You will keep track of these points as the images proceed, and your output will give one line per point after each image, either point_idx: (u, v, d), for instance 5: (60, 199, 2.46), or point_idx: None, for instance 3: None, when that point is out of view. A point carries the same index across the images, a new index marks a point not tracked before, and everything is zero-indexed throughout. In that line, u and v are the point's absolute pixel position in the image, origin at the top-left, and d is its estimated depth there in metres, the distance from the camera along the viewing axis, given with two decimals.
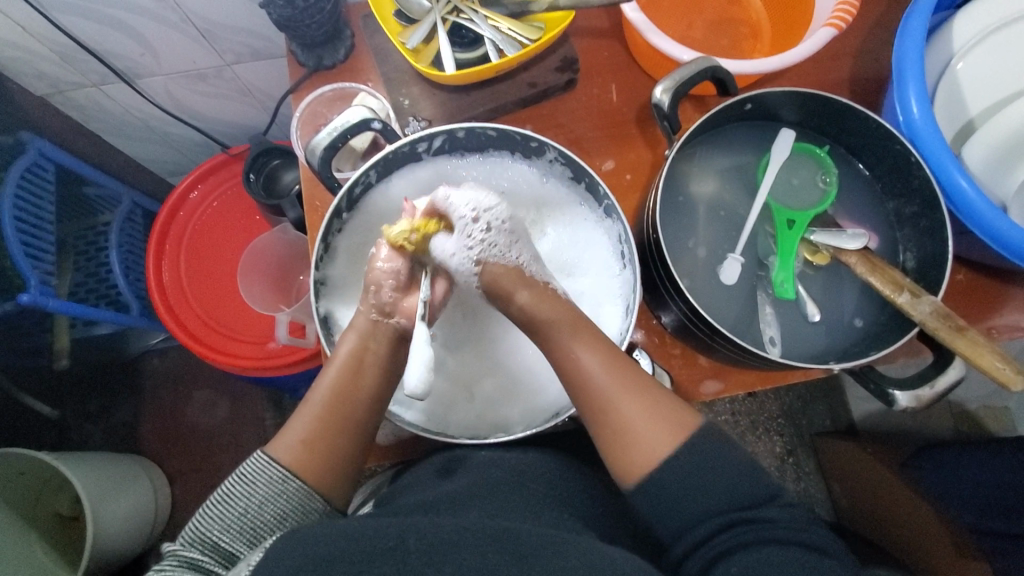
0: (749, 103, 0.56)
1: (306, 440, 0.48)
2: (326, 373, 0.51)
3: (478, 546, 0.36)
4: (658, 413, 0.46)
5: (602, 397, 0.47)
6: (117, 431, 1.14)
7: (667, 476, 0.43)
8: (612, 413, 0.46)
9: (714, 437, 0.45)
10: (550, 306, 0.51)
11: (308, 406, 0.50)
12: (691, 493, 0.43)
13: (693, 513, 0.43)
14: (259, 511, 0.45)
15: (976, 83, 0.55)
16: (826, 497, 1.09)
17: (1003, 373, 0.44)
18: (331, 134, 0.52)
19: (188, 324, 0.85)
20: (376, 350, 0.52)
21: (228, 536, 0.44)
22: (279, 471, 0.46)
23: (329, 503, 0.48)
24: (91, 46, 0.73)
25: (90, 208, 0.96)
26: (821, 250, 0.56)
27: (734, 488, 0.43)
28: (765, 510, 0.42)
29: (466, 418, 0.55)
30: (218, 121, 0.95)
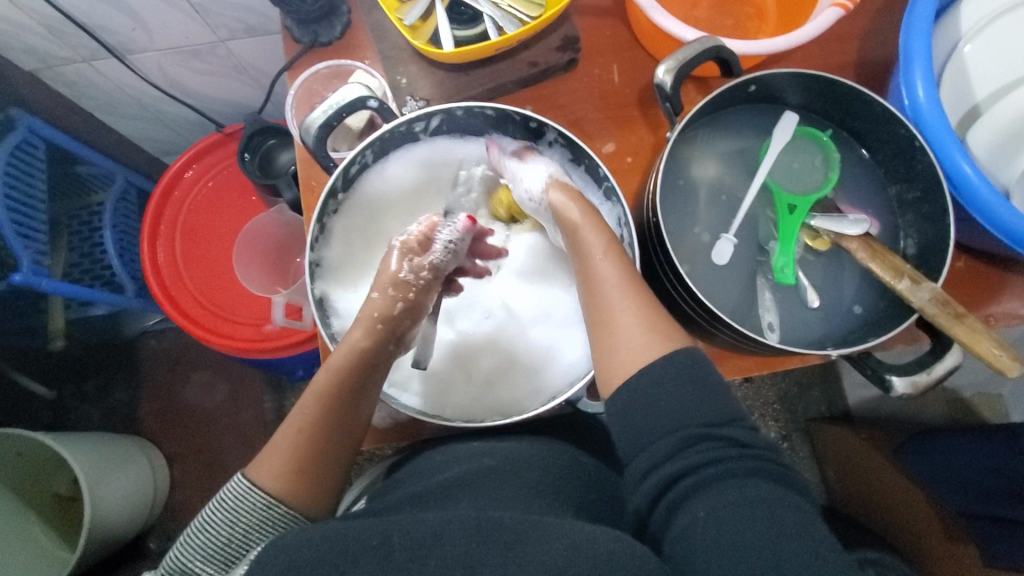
0: (753, 85, 0.55)
1: (298, 470, 0.46)
2: (317, 402, 0.48)
3: (468, 537, 0.36)
4: (655, 331, 0.45)
5: (607, 301, 0.48)
6: (115, 411, 1.14)
7: (643, 379, 0.43)
8: (608, 322, 0.47)
9: (696, 358, 0.44)
10: (592, 226, 0.51)
11: (296, 438, 0.47)
12: (661, 409, 0.42)
13: (665, 428, 0.41)
14: (244, 541, 0.44)
15: (985, 67, 0.54)
16: (819, 483, 1.11)
17: (1000, 359, 0.44)
18: (326, 112, 0.51)
19: (184, 309, 0.84)
20: (372, 373, 0.50)
21: (211, 567, 0.43)
22: (265, 501, 0.44)
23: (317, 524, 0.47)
24: (81, 20, 0.72)
25: (84, 187, 0.95)
26: (821, 236, 0.55)
27: (711, 410, 0.41)
28: (727, 430, 0.41)
29: (464, 402, 0.55)
30: (212, 99, 0.93)
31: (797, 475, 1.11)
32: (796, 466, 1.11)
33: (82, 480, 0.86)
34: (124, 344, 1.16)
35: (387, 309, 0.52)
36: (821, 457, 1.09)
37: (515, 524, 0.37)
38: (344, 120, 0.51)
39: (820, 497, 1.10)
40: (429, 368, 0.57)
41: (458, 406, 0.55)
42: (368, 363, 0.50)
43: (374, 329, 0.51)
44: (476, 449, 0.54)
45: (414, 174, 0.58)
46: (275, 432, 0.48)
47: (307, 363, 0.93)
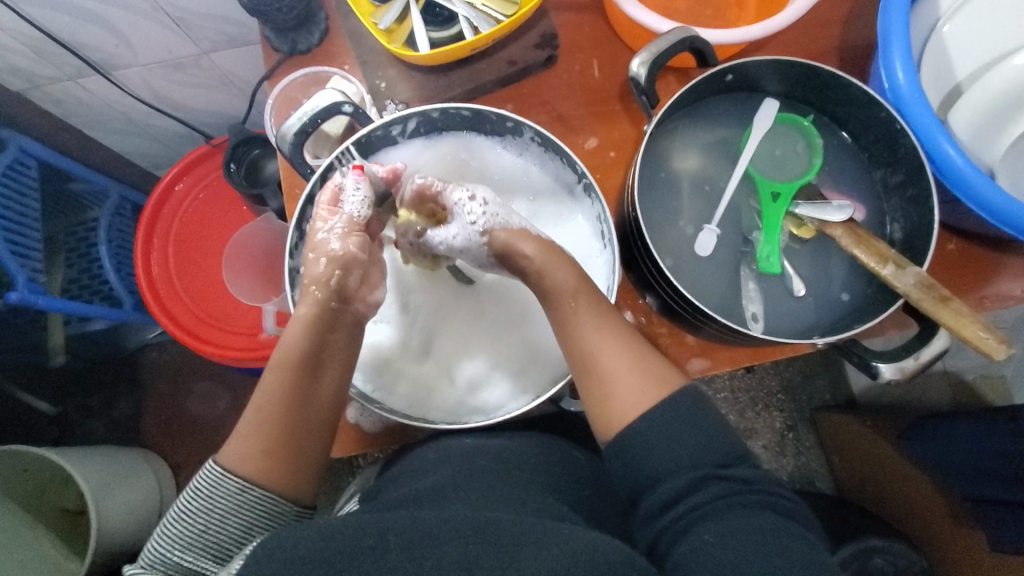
0: (730, 74, 0.54)
1: (268, 450, 0.46)
2: (279, 378, 0.48)
3: (461, 536, 0.35)
4: (644, 375, 0.45)
5: (592, 351, 0.46)
6: (120, 425, 1.15)
7: (646, 427, 0.42)
8: (596, 370, 0.46)
9: (688, 396, 0.43)
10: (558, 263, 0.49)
11: (260, 416, 0.47)
12: (664, 445, 0.42)
13: (665, 469, 0.41)
14: (220, 526, 0.44)
15: (966, 46, 0.53)
16: (826, 472, 1.10)
17: (987, 343, 0.44)
18: (301, 119, 0.51)
19: (180, 319, 0.85)
20: (334, 339, 0.51)
21: (191, 554, 0.44)
22: (238, 484, 0.45)
23: (295, 503, 0.47)
24: (62, 38, 0.72)
25: (78, 204, 0.96)
26: (806, 224, 0.54)
27: (709, 445, 0.42)
28: (737, 470, 0.41)
29: (447, 403, 0.55)
30: (198, 111, 0.94)
31: (803, 465, 1.10)
32: (802, 456, 1.10)
33: (89, 492, 0.87)
34: (126, 358, 1.17)
35: (334, 286, 0.51)
36: (827, 446, 1.08)
37: (513, 526, 0.36)
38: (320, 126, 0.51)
39: (827, 487, 1.10)
40: (414, 371, 0.57)
41: (443, 407, 0.55)
42: (328, 330, 0.51)
43: (328, 307, 0.51)
44: (467, 447, 0.54)
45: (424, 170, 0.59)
46: (240, 418, 0.48)
47: None
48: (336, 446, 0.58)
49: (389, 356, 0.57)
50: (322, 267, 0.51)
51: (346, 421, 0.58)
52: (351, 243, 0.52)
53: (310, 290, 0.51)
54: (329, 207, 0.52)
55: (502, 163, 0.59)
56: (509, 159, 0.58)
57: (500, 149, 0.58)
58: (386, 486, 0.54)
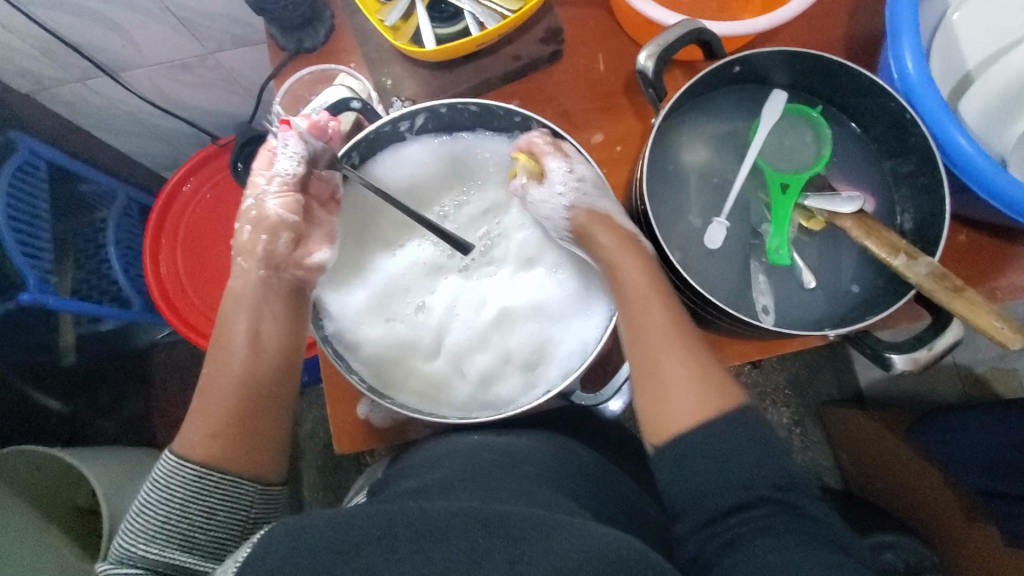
0: (738, 66, 0.54)
1: (216, 433, 0.48)
2: (224, 359, 0.51)
3: (470, 529, 0.35)
4: (702, 382, 0.45)
5: (654, 353, 0.47)
6: (131, 424, 1.16)
7: (699, 439, 0.43)
8: (658, 372, 0.46)
9: (749, 417, 0.44)
10: (633, 255, 0.51)
11: (205, 397, 0.50)
12: (716, 460, 0.42)
13: (715, 484, 0.41)
14: (182, 515, 0.45)
15: (977, 34, 0.52)
16: (834, 467, 1.10)
17: (1002, 332, 0.43)
18: (311, 109, 0.61)
19: (188, 318, 0.86)
20: (268, 308, 0.53)
21: (156, 546, 0.44)
22: (193, 471, 0.46)
23: (257, 483, 0.48)
24: (70, 40, 0.72)
25: (86, 205, 0.97)
26: (816, 216, 0.54)
27: (771, 467, 0.42)
28: (795, 495, 0.41)
29: (459, 398, 0.55)
30: (204, 111, 0.94)
31: (811, 460, 1.10)
32: (810, 451, 1.10)
33: (100, 490, 0.87)
34: (135, 358, 1.18)
35: (261, 254, 0.55)
36: (835, 441, 1.08)
37: (523, 520, 0.36)
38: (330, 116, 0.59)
39: (835, 481, 1.09)
40: (425, 368, 0.57)
41: (455, 399, 0.55)
42: (268, 299, 0.54)
43: (258, 275, 0.55)
44: (475, 442, 0.54)
45: (429, 166, 0.58)
46: (190, 405, 0.50)
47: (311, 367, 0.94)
48: (345, 442, 0.59)
49: (399, 353, 0.57)
50: (246, 236, 0.56)
51: (356, 418, 0.58)
52: (283, 203, 0.56)
53: (240, 258, 0.56)
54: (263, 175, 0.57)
55: (510, 160, 0.58)
56: None
57: (509, 146, 0.58)
58: (393, 480, 0.54)
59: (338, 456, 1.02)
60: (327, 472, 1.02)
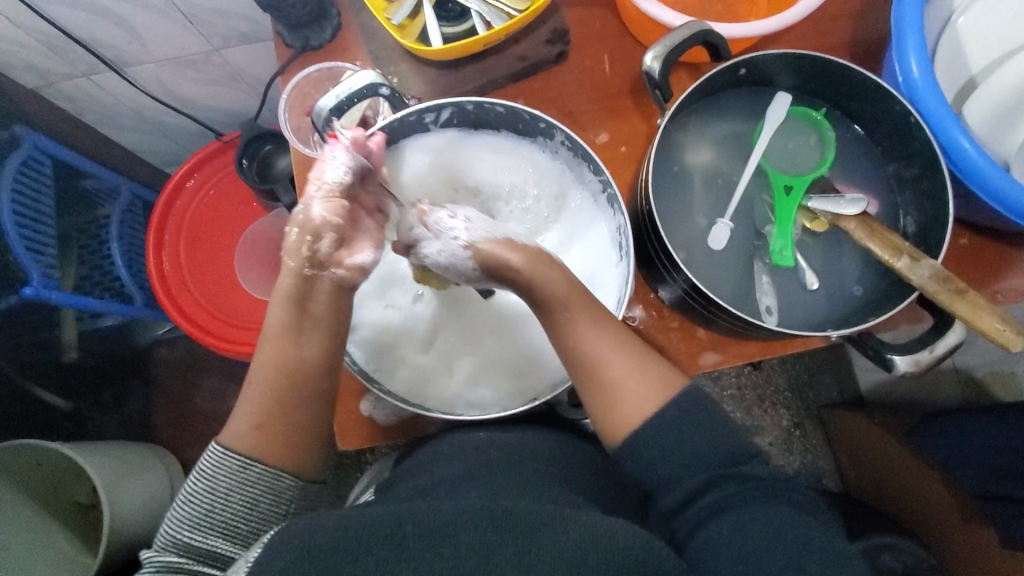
0: (743, 68, 0.54)
1: (260, 424, 0.47)
2: (274, 348, 0.48)
3: (480, 526, 0.35)
4: (643, 376, 0.45)
5: (595, 362, 0.46)
6: (131, 420, 1.15)
7: (653, 429, 0.43)
8: (602, 381, 0.45)
9: (696, 396, 0.45)
10: (545, 267, 0.47)
11: (252, 386, 0.48)
12: (682, 445, 0.43)
13: (676, 470, 0.43)
14: (226, 505, 0.45)
15: (980, 39, 0.53)
16: (833, 469, 1.10)
17: (1003, 335, 0.44)
18: (338, 96, 0.54)
19: (190, 314, 0.86)
20: (316, 308, 0.49)
21: (200, 535, 0.44)
22: (238, 461, 0.45)
23: (299, 477, 0.48)
24: (77, 34, 0.73)
25: (89, 201, 0.97)
26: (819, 217, 0.54)
27: (724, 446, 0.43)
28: (754, 469, 0.43)
29: (445, 393, 0.55)
30: (209, 108, 0.94)
31: (810, 463, 1.10)
32: (810, 453, 1.10)
33: (101, 486, 0.88)
34: (136, 354, 1.18)
35: (306, 254, 0.49)
36: (835, 443, 1.08)
37: (531, 515, 0.36)
38: (352, 105, 0.55)
39: (835, 484, 1.10)
40: (418, 359, 0.56)
41: (439, 395, 0.55)
42: (325, 307, 0.49)
43: (301, 275, 0.49)
44: (481, 440, 0.55)
45: (445, 162, 0.59)
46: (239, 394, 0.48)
47: None
48: (349, 438, 0.59)
49: (394, 341, 0.56)
50: (293, 238, 0.49)
51: (360, 415, 0.59)
52: (331, 209, 0.49)
53: (286, 261, 0.49)
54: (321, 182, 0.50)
55: (528, 164, 0.58)
56: (534, 160, 0.58)
57: (528, 150, 0.58)
58: (400, 478, 0.54)
59: (339, 454, 1.02)
60: (327, 469, 1.02)
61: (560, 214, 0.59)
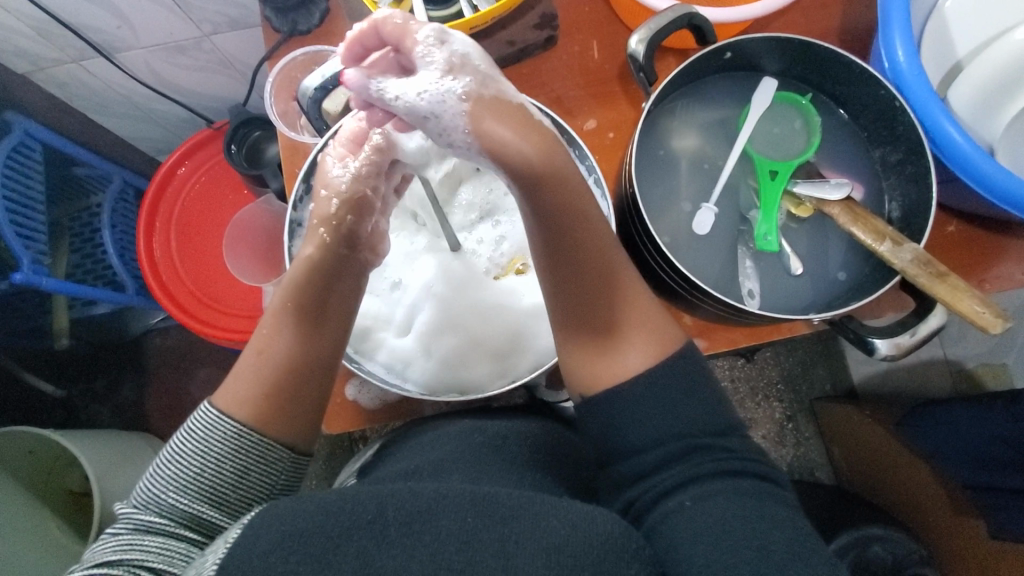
0: (729, 52, 0.54)
1: (267, 397, 0.46)
2: (276, 331, 0.47)
3: (460, 512, 0.35)
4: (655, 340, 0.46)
5: (597, 292, 0.45)
6: (124, 409, 1.16)
7: (641, 388, 0.44)
8: (601, 315, 0.45)
9: (687, 358, 0.46)
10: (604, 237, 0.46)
11: (262, 360, 0.47)
12: (660, 416, 0.44)
13: (660, 433, 0.43)
14: (216, 470, 0.44)
15: (964, 25, 0.53)
16: (825, 462, 1.09)
17: (983, 317, 0.44)
18: (319, 77, 0.53)
19: (181, 301, 0.87)
20: (333, 287, 0.48)
21: (186, 498, 0.43)
22: (234, 428, 0.44)
23: (294, 449, 0.47)
24: (66, 20, 0.72)
25: (81, 189, 0.97)
26: (804, 203, 0.55)
27: (700, 420, 0.44)
28: (721, 440, 0.44)
29: (429, 373, 0.55)
30: (199, 94, 0.94)
31: (803, 455, 1.09)
32: (802, 446, 1.09)
33: (92, 473, 0.87)
34: (130, 343, 1.18)
35: (344, 232, 0.49)
36: (827, 436, 1.08)
37: (513, 500, 0.35)
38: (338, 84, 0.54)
39: (826, 477, 1.09)
40: (395, 341, 0.56)
41: (419, 378, 0.55)
42: (335, 270, 0.48)
43: (334, 252, 0.48)
44: (463, 425, 0.55)
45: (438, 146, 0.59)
46: (240, 359, 0.48)
47: None
48: (335, 423, 0.58)
49: (371, 324, 0.57)
50: (332, 207, 0.49)
51: (346, 399, 0.58)
52: (354, 178, 0.49)
53: (318, 230, 0.48)
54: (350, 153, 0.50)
55: None
56: None
57: None
58: (382, 462, 0.55)
59: (332, 444, 1.02)
60: (320, 459, 1.02)
61: None
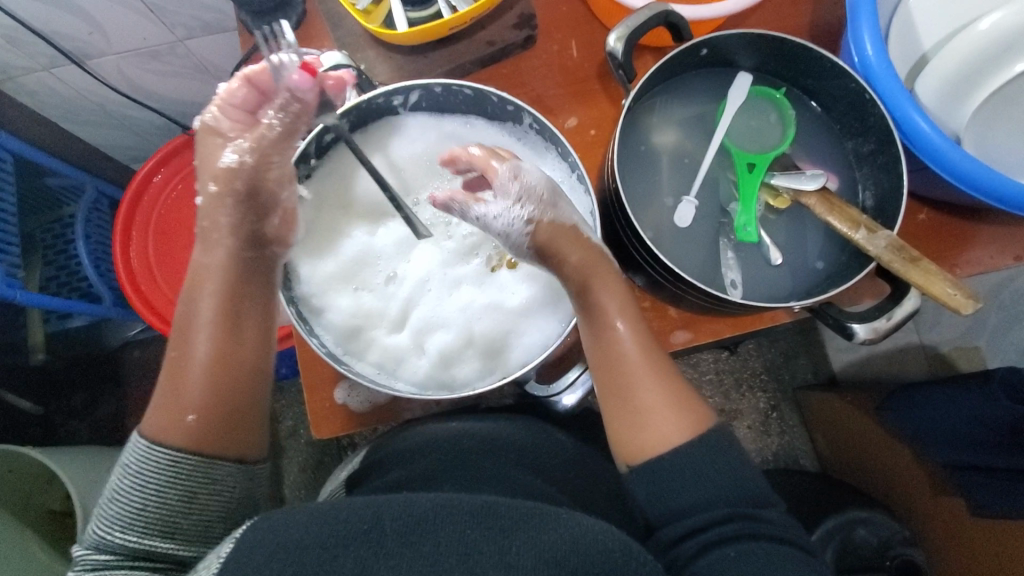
0: (705, 49, 0.55)
1: (197, 417, 0.46)
2: (189, 343, 0.49)
3: (457, 521, 0.35)
4: (677, 407, 0.47)
5: (629, 379, 0.48)
6: (103, 425, 1.13)
7: (676, 460, 0.45)
8: (633, 398, 0.47)
9: (721, 435, 0.47)
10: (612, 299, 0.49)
11: (180, 382, 0.47)
12: (702, 479, 0.45)
13: (704, 496, 0.44)
14: (160, 501, 0.44)
15: (927, 20, 0.55)
16: (809, 449, 1.12)
17: (955, 299, 0.45)
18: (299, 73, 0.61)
19: (161, 311, 0.85)
20: (241, 292, 0.51)
21: (135, 534, 0.43)
22: (167, 456, 0.44)
23: (241, 460, 0.48)
24: (36, 27, 0.71)
25: (55, 199, 0.95)
26: (781, 194, 0.56)
27: (741, 485, 0.45)
28: (766, 512, 0.44)
29: (418, 374, 0.55)
30: (174, 100, 0.93)
31: (788, 445, 1.11)
32: (786, 435, 1.12)
33: (75, 492, 0.85)
34: (108, 357, 1.15)
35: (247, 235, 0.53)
36: (810, 424, 1.10)
37: (510, 510, 0.36)
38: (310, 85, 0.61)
39: (811, 465, 1.11)
40: (387, 341, 0.56)
41: (410, 378, 0.55)
42: (247, 277, 0.52)
43: (243, 257, 0.52)
44: (453, 430, 0.55)
45: (419, 144, 0.59)
46: (158, 386, 0.48)
47: (289, 361, 0.93)
48: (324, 427, 0.58)
49: (363, 323, 0.56)
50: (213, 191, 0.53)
51: (335, 403, 0.58)
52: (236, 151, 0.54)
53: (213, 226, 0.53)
54: (231, 124, 0.55)
55: (493, 144, 0.59)
56: (504, 140, 0.59)
57: (495, 132, 0.59)
58: (377, 470, 0.54)
59: (319, 452, 1.02)
60: (307, 468, 1.01)
61: None
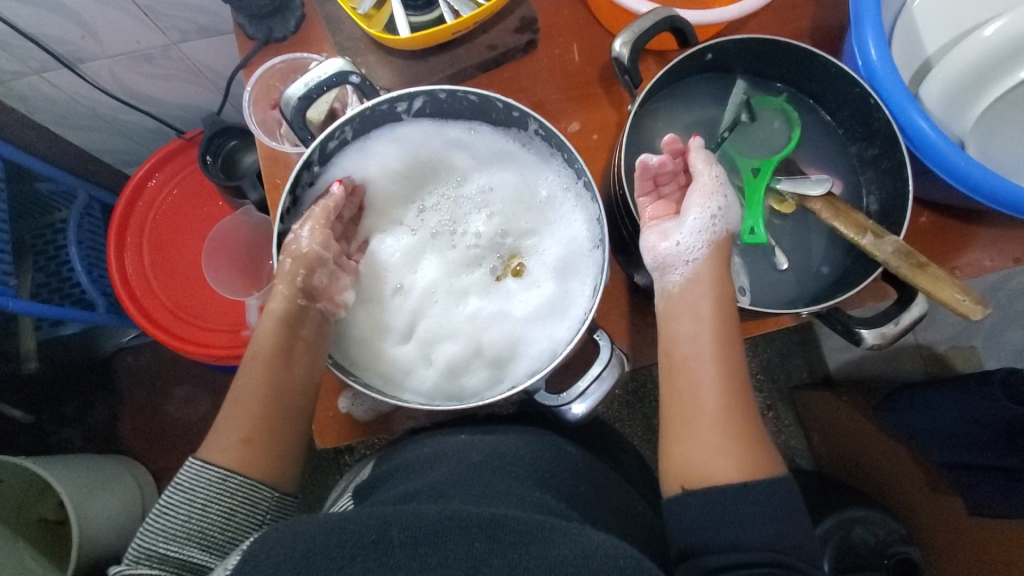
0: (710, 53, 0.55)
1: (248, 440, 0.46)
2: (256, 369, 0.48)
3: (466, 533, 0.34)
4: (735, 439, 0.45)
5: (695, 401, 0.47)
6: (97, 434, 1.11)
7: (728, 493, 0.42)
8: (696, 424, 0.46)
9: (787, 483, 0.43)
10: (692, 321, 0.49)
11: (237, 406, 0.47)
12: (748, 517, 0.41)
13: (739, 536, 0.41)
14: (203, 515, 0.42)
15: (929, 25, 0.55)
16: (806, 448, 1.13)
17: (964, 304, 0.46)
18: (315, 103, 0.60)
19: (156, 317, 0.84)
20: (300, 334, 0.50)
21: (176, 545, 0.41)
22: (217, 472, 0.44)
23: (278, 490, 0.46)
24: (28, 30, 0.70)
25: (45, 205, 0.93)
26: (787, 199, 0.56)
27: (786, 528, 0.41)
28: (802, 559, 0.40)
29: (426, 384, 0.55)
30: (168, 103, 0.91)
31: (786, 444, 1.12)
32: (783, 434, 1.12)
33: (68, 501, 0.84)
34: (101, 364, 1.14)
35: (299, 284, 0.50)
36: (806, 423, 1.11)
37: (518, 523, 0.35)
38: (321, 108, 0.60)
39: (807, 463, 1.12)
40: (394, 350, 0.56)
41: (418, 388, 0.54)
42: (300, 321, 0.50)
43: (294, 304, 0.50)
44: (461, 443, 0.55)
45: (421, 151, 0.58)
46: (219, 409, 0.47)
47: None
48: (328, 437, 0.57)
49: (369, 333, 0.56)
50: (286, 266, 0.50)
51: (339, 413, 0.57)
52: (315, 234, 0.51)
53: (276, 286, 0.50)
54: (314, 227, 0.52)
55: (498, 150, 0.58)
56: (508, 146, 0.58)
57: (499, 137, 0.58)
58: (381, 483, 0.54)
59: (316, 458, 1.01)
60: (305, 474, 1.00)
61: (541, 208, 0.59)
